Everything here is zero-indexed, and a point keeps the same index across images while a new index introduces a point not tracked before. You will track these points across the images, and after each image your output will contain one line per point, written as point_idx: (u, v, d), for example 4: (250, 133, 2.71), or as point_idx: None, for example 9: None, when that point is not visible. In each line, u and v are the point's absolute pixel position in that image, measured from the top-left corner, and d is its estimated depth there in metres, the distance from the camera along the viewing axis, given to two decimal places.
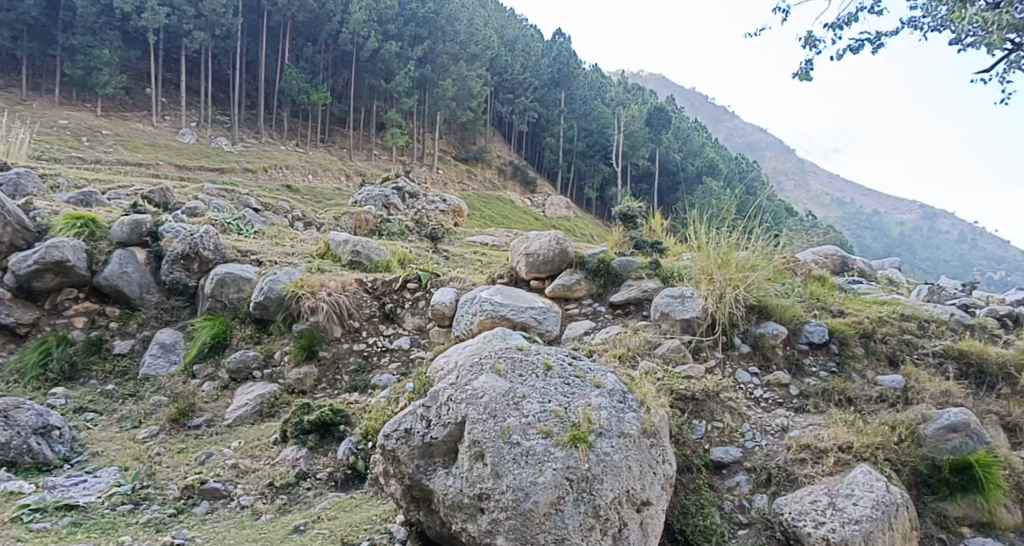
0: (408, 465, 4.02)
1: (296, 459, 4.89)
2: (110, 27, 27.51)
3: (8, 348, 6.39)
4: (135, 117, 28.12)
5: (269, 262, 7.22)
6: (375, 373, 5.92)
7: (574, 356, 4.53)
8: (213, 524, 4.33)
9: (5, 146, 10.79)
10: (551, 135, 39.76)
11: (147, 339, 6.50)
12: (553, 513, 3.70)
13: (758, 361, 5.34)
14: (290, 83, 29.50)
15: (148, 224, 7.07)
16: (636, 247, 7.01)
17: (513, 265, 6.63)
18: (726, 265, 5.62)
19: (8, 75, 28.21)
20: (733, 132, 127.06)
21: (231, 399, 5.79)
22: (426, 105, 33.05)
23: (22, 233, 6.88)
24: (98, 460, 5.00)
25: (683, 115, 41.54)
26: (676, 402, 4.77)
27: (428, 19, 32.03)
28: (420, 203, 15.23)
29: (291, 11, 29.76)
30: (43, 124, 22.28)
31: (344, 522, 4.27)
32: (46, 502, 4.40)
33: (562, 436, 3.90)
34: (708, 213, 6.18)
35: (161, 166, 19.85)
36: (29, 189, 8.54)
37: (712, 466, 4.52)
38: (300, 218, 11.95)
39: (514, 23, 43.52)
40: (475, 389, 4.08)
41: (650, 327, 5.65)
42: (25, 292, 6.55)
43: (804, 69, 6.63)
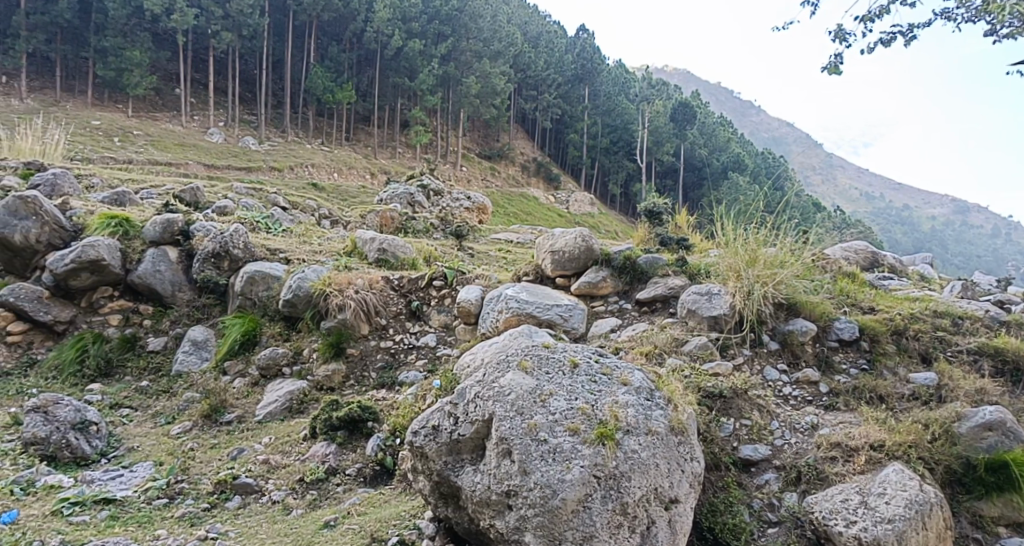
0: (436, 461, 4.06)
1: (325, 455, 4.94)
2: (140, 28, 27.87)
3: (46, 345, 6.53)
4: (165, 117, 28.54)
5: (297, 261, 7.30)
6: (402, 370, 5.97)
7: (600, 353, 4.53)
8: (246, 518, 4.41)
9: (40, 147, 11.01)
10: (575, 132, 39.64)
11: (179, 337, 6.60)
12: (580, 510, 3.71)
13: (787, 358, 5.31)
14: (315, 82, 29.72)
15: (180, 224, 7.17)
16: (661, 244, 6.99)
17: (539, 262, 6.62)
18: (754, 263, 5.60)
19: (43, 77, 28.74)
20: (758, 127, 126.06)
21: (261, 396, 5.86)
22: (450, 103, 33.16)
23: (58, 233, 7.01)
24: (135, 455, 5.10)
25: (708, 110, 41.19)
26: (703, 400, 4.75)
27: (451, 16, 32.05)
28: (444, 201, 15.31)
29: (316, 10, 29.91)
30: (76, 125, 22.70)
31: (374, 517, 4.32)
32: (84, 496, 4.50)
33: (589, 433, 3.92)
34: (736, 209, 6.14)
35: (190, 165, 20.10)
36: (64, 190, 8.71)
37: (741, 464, 4.50)
38: (325, 216, 12.03)
39: (538, 20, 43.44)
40: (503, 386, 4.11)
41: (677, 324, 5.63)
42: (62, 290, 6.67)
43: (834, 63, 6.41)
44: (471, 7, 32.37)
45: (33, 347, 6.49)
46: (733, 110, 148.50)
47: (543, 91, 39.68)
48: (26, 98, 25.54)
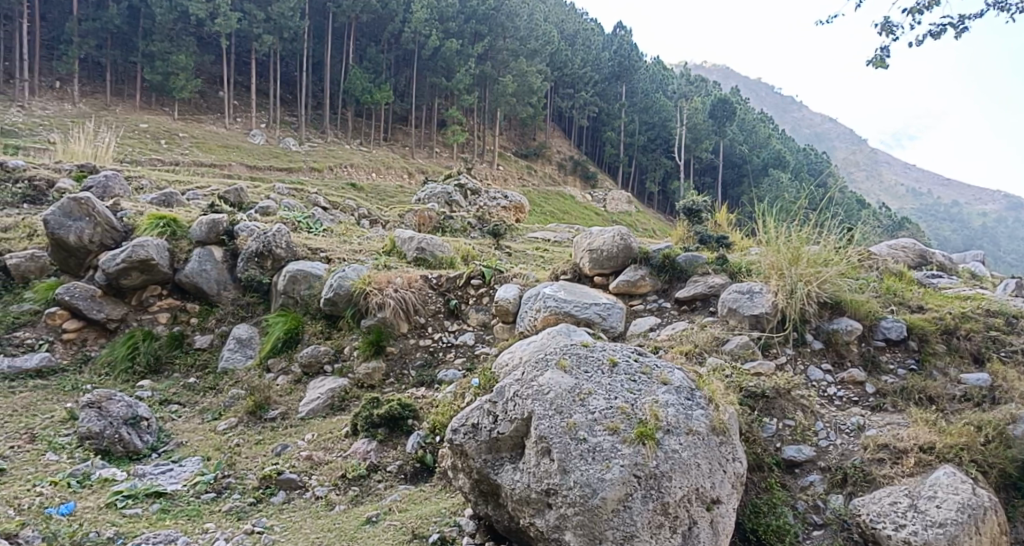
0: (476, 458, 4.10)
1: (367, 452, 5.00)
2: (185, 32, 28.44)
3: (98, 342, 6.71)
4: (209, 119, 29.11)
5: (338, 260, 7.39)
6: (441, 368, 6.02)
7: (640, 352, 4.52)
8: (290, 513, 4.49)
9: (91, 149, 11.33)
10: (612, 130, 39.46)
11: (225, 334, 6.73)
12: (620, 510, 3.70)
13: (831, 358, 5.25)
14: (354, 84, 30.05)
15: (224, 224, 7.32)
16: (700, 242, 6.92)
17: (576, 261, 6.61)
18: (796, 261, 5.53)
19: (93, 82, 29.54)
20: (799, 122, 124.26)
21: (303, 393, 5.96)
22: (486, 102, 33.23)
23: (110, 233, 7.21)
24: (184, 450, 5.23)
25: (747, 106, 40.66)
26: (745, 400, 4.71)
27: (488, 15, 32.08)
28: (481, 200, 15.39)
29: (355, 12, 30.16)
30: (126, 128, 23.31)
31: (414, 514, 4.37)
32: (137, 490, 4.62)
33: (629, 433, 3.91)
34: (778, 207, 6.07)
35: (233, 166, 20.49)
36: (115, 191, 8.95)
37: (784, 465, 4.45)
38: (364, 216, 12.16)
39: (575, 18, 43.32)
40: (541, 385, 4.12)
41: (717, 323, 5.58)
42: (114, 289, 6.86)
43: (879, 57, 6.15)
44: (508, 6, 32.37)
45: (87, 344, 6.68)
46: (773, 106, 146.51)
47: (580, 89, 39.56)
48: (77, 102, 26.25)
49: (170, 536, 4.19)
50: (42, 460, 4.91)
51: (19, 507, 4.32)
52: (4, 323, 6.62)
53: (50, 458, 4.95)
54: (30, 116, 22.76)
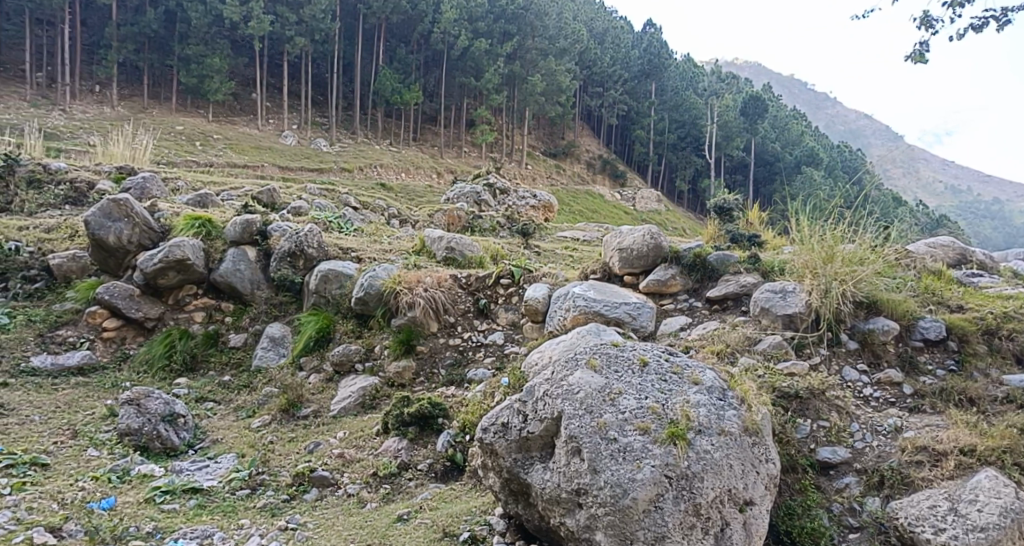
0: (506, 458, 4.10)
1: (397, 450, 5.03)
2: (220, 36, 28.85)
3: (136, 340, 6.84)
4: (243, 121, 29.52)
5: (368, 259, 7.44)
6: (470, 367, 6.05)
7: (670, 352, 4.49)
8: (323, 510, 4.54)
9: (129, 151, 11.55)
10: (641, 128, 39.25)
11: (258, 333, 6.82)
12: (651, 510, 3.69)
13: (867, 359, 5.17)
14: (383, 84, 30.24)
15: (258, 224, 7.41)
16: (732, 241, 6.85)
17: (606, 260, 6.59)
18: (830, 260, 5.47)
19: (131, 85, 30.13)
20: (832, 119, 122.70)
21: (335, 391, 6.02)
22: (515, 101, 33.26)
23: (148, 234, 7.34)
24: (219, 447, 5.31)
25: (780, 103, 40.17)
26: (778, 400, 4.66)
27: (517, 15, 32.09)
28: (510, 199, 15.40)
29: (385, 13, 30.32)
30: (162, 130, 23.72)
31: (445, 512, 4.38)
32: (174, 485, 4.71)
33: (659, 433, 3.89)
34: (812, 206, 6.00)
35: (265, 166, 20.76)
36: (152, 193, 9.12)
37: (819, 467, 4.40)
38: (394, 215, 12.24)
39: (605, 16, 43.16)
40: (571, 384, 4.11)
41: (750, 323, 5.53)
42: (152, 288, 6.99)
43: (917, 53, 6.04)
44: (537, 5, 32.33)
45: (125, 342, 6.81)
46: (806, 102, 144.69)
47: (609, 87, 39.40)
48: (116, 105, 26.78)
49: (207, 531, 4.26)
50: (84, 456, 5.02)
51: (62, 501, 4.42)
52: (47, 321, 6.78)
53: (91, 453, 5.06)
54: (70, 119, 23.26)
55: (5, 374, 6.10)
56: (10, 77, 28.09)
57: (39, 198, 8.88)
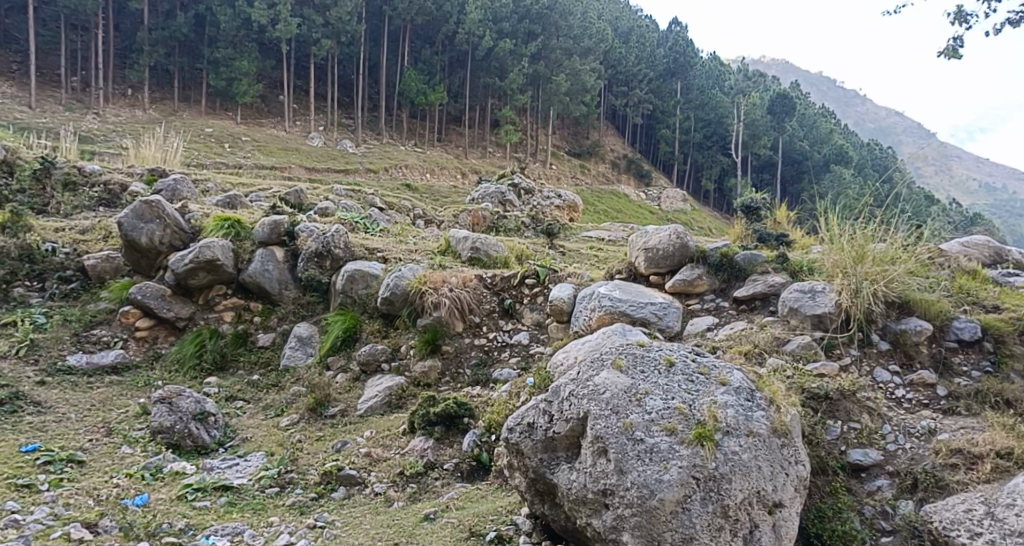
0: (532, 458, 4.10)
1: (424, 449, 5.05)
2: (248, 39, 29.14)
3: (168, 339, 6.94)
4: (270, 123, 29.84)
5: (394, 260, 7.49)
6: (496, 367, 6.06)
7: (697, 352, 4.46)
8: (351, 508, 4.57)
9: (161, 153, 11.73)
10: (666, 127, 39.04)
11: (286, 333, 6.88)
12: (679, 512, 3.67)
13: (899, 359, 5.10)
14: (408, 85, 30.37)
15: (286, 225, 7.49)
16: (759, 241, 6.79)
17: (631, 260, 6.56)
18: (861, 260, 5.40)
19: (162, 88, 30.59)
20: (861, 117, 121.15)
21: (362, 390, 6.06)
22: (540, 102, 33.26)
23: (179, 235, 7.44)
24: (248, 445, 5.37)
25: (808, 101, 39.75)
26: (807, 402, 4.61)
27: (541, 15, 32.08)
28: (535, 199, 15.41)
29: (410, 15, 30.41)
30: (192, 132, 24.04)
31: (470, 512, 4.40)
32: (205, 483, 4.77)
33: (687, 433, 3.87)
34: (842, 204, 5.93)
35: (292, 168, 20.96)
36: (183, 194, 9.25)
37: (850, 469, 4.35)
38: (419, 216, 12.29)
39: (630, 15, 43.00)
40: (597, 385, 4.10)
41: (778, 323, 5.47)
42: (183, 288, 7.10)
43: (951, 49, 5.98)
44: (562, 5, 32.29)
45: (157, 342, 6.90)
46: (836, 99, 142.84)
47: (634, 86, 39.23)
48: (147, 108, 27.19)
49: (237, 528, 4.31)
50: (118, 453, 5.11)
51: (97, 498, 4.49)
52: (81, 321, 6.90)
53: (125, 450, 5.15)
54: (103, 123, 23.67)
55: (42, 372, 6.22)
56: (45, 82, 28.67)
57: (75, 200, 9.04)
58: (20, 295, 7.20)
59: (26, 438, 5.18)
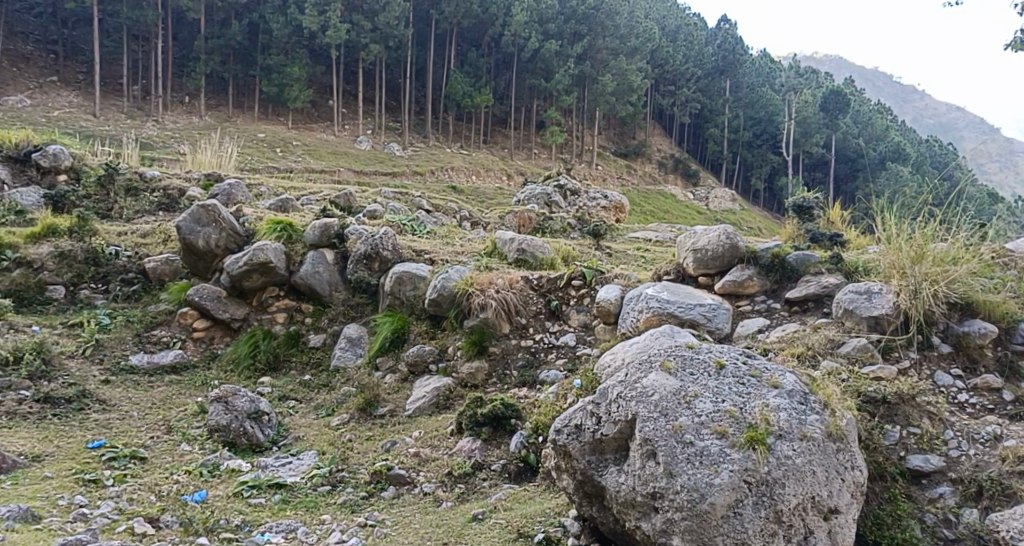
0: (580, 460, 4.08)
1: (471, 450, 5.07)
2: (300, 45, 29.67)
3: (223, 340, 7.09)
4: (320, 128, 30.38)
5: (441, 261, 7.55)
6: (543, 369, 6.06)
7: (748, 354, 4.39)
8: (400, 508, 4.61)
9: (216, 158, 12.02)
10: (714, 127, 38.57)
11: (336, 334, 6.97)
12: (731, 516, 3.61)
13: (962, 363, 4.95)
14: (454, 88, 30.57)
15: (335, 228, 7.60)
16: (811, 241, 6.66)
17: (680, 261, 6.49)
18: (920, 260, 5.26)
19: (218, 95, 31.42)
20: (919, 114, 117.86)
21: (410, 391, 6.11)
22: (585, 102, 33.18)
23: (234, 238, 7.60)
24: (301, 444, 5.46)
25: (862, 97, 38.80)
26: (864, 405, 4.49)
27: (588, 15, 31.99)
28: (581, 200, 15.36)
29: (456, 18, 30.59)
30: (245, 138, 24.59)
31: (519, 513, 4.40)
32: (260, 480, 4.85)
33: (738, 437, 3.80)
34: (900, 203, 5.78)
35: (341, 171, 21.29)
36: (238, 199, 9.47)
37: (910, 475, 4.23)
38: (466, 218, 12.35)
39: (678, 12, 42.51)
40: (645, 387, 4.06)
41: (832, 325, 5.37)
42: (237, 290, 7.24)
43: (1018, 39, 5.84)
44: (608, 5, 32.15)
45: (213, 342, 7.07)
46: (891, 95, 139.31)
47: (681, 85, 38.85)
48: (203, 115, 27.93)
49: (291, 526, 4.38)
50: (177, 450, 5.25)
51: (158, 494, 4.61)
52: (142, 322, 7.11)
53: (184, 448, 5.29)
54: (162, 129, 24.38)
55: (106, 371, 6.42)
56: (108, 90, 29.69)
57: (136, 205, 9.30)
58: (86, 297, 7.47)
59: (91, 435, 5.36)
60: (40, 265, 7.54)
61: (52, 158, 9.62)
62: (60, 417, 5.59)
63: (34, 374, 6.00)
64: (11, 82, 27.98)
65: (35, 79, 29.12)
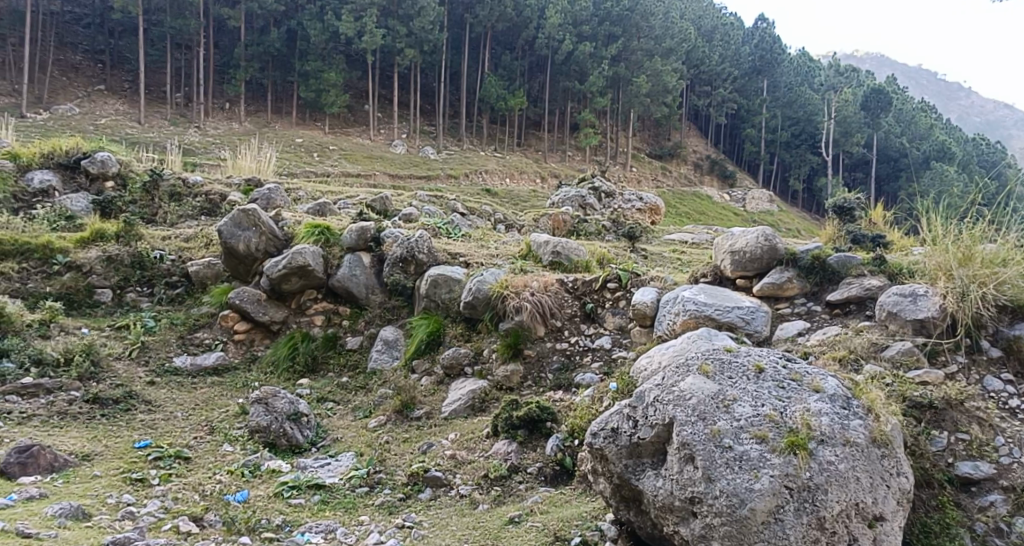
0: (616, 464, 4.04)
1: (507, 453, 5.07)
2: (336, 51, 30.01)
3: (262, 342, 7.19)
4: (356, 133, 30.72)
5: (476, 264, 7.55)
6: (578, 371, 6.03)
7: (788, 358, 4.33)
8: (437, 510, 4.61)
9: (256, 163, 12.21)
10: (751, 127, 38.12)
11: (373, 336, 7.02)
12: (771, 522, 3.56)
13: (1012, 368, 4.81)
14: (489, 91, 30.65)
15: (372, 231, 7.65)
16: (853, 242, 6.54)
17: (717, 263, 6.40)
18: (968, 261, 5.15)
19: (257, 101, 31.97)
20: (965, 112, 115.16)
21: (446, 393, 6.12)
22: (620, 104, 33.02)
23: (272, 241, 7.68)
24: (339, 445, 5.51)
25: (905, 95, 38.02)
26: (910, 411, 4.38)
27: (622, 16, 31.88)
28: (616, 202, 15.28)
29: (491, 21, 30.67)
30: (283, 143, 24.95)
31: (556, 516, 4.38)
32: (300, 481, 4.90)
33: (778, 442, 3.74)
34: (948, 202, 5.64)
35: (378, 175, 21.47)
36: (277, 203, 9.59)
37: (959, 483, 4.13)
38: (501, 220, 12.36)
39: (714, 12, 42.11)
40: (683, 390, 4.01)
41: (875, 328, 5.25)
42: (276, 293, 7.33)
43: None
44: (643, 6, 31.97)
45: (254, 344, 7.17)
46: (935, 93, 136.27)
47: (718, 86, 38.51)
48: (243, 121, 28.41)
49: (330, 526, 4.41)
50: (220, 451, 5.33)
51: (202, 493, 4.68)
52: (186, 324, 7.25)
53: (227, 448, 5.37)
54: (203, 135, 24.85)
55: (151, 373, 6.54)
56: (152, 98, 30.37)
57: (179, 210, 9.49)
58: (132, 300, 7.64)
59: (138, 435, 5.47)
60: (89, 269, 7.73)
61: (100, 165, 9.86)
62: (109, 417, 5.71)
63: (84, 375, 6.15)
64: (60, 91, 28.79)
65: (83, 88, 29.89)
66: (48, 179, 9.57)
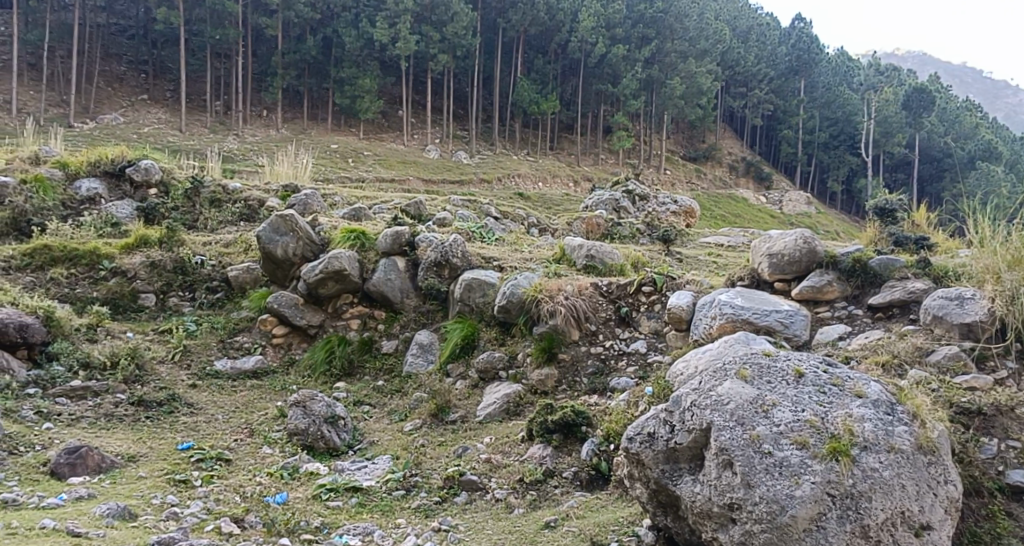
0: (653, 468, 3.99)
1: (543, 457, 5.05)
2: (371, 58, 30.28)
3: (300, 346, 7.26)
4: (390, 138, 30.99)
5: (510, 268, 7.56)
6: (613, 376, 6.00)
7: (828, 363, 4.24)
8: (473, 513, 4.61)
9: (293, 169, 12.36)
10: (788, 128, 37.62)
11: (408, 340, 7.04)
12: (814, 530, 3.48)
13: None
14: (522, 95, 30.71)
15: (406, 235, 7.69)
16: (896, 245, 6.42)
17: (755, 266, 6.30)
18: (1018, 264, 5.00)
19: (294, 108, 32.40)
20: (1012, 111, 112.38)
21: (481, 397, 6.12)
22: (654, 106, 32.85)
23: (309, 246, 7.76)
24: (375, 449, 5.53)
25: (948, 94, 37.23)
26: (957, 417, 4.29)
27: (656, 18, 31.71)
28: (651, 205, 15.20)
29: (523, 26, 30.72)
30: (318, 149, 25.25)
31: (592, 521, 4.35)
32: (337, 483, 4.93)
33: (820, 448, 3.66)
34: (995, 203, 5.48)
35: (412, 180, 21.60)
36: (314, 208, 9.69)
37: (1009, 491, 3.99)
38: (534, 224, 12.36)
39: (750, 12, 41.69)
40: (721, 395, 3.94)
41: (920, 332, 5.13)
42: (313, 297, 7.40)
43: None
44: (677, 7, 31.77)
45: (291, 348, 7.25)
46: (981, 92, 133.17)
47: (753, 87, 38.07)
48: (280, 128, 28.84)
49: (367, 528, 4.42)
50: (259, 452, 5.40)
51: (243, 495, 4.74)
52: (226, 328, 7.36)
53: (266, 451, 5.43)
54: (242, 143, 25.26)
55: (193, 376, 6.64)
56: (193, 106, 30.99)
57: (219, 215, 9.64)
58: (174, 304, 7.77)
59: (181, 437, 5.57)
60: (134, 274, 7.89)
61: (143, 172, 10.06)
62: (152, 419, 5.81)
63: (128, 378, 6.26)
64: (105, 101, 29.54)
65: (127, 97, 30.61)
66: (95, 187, 9.79)
